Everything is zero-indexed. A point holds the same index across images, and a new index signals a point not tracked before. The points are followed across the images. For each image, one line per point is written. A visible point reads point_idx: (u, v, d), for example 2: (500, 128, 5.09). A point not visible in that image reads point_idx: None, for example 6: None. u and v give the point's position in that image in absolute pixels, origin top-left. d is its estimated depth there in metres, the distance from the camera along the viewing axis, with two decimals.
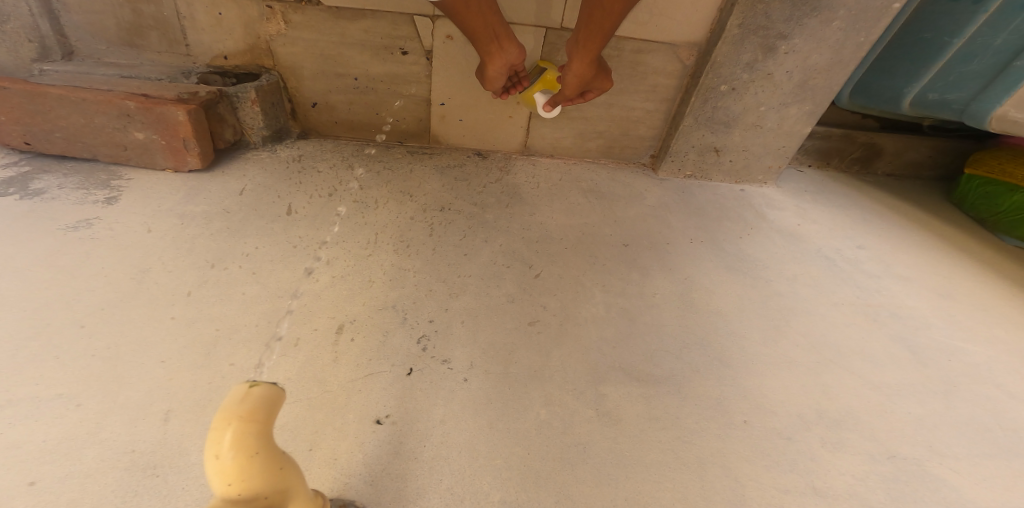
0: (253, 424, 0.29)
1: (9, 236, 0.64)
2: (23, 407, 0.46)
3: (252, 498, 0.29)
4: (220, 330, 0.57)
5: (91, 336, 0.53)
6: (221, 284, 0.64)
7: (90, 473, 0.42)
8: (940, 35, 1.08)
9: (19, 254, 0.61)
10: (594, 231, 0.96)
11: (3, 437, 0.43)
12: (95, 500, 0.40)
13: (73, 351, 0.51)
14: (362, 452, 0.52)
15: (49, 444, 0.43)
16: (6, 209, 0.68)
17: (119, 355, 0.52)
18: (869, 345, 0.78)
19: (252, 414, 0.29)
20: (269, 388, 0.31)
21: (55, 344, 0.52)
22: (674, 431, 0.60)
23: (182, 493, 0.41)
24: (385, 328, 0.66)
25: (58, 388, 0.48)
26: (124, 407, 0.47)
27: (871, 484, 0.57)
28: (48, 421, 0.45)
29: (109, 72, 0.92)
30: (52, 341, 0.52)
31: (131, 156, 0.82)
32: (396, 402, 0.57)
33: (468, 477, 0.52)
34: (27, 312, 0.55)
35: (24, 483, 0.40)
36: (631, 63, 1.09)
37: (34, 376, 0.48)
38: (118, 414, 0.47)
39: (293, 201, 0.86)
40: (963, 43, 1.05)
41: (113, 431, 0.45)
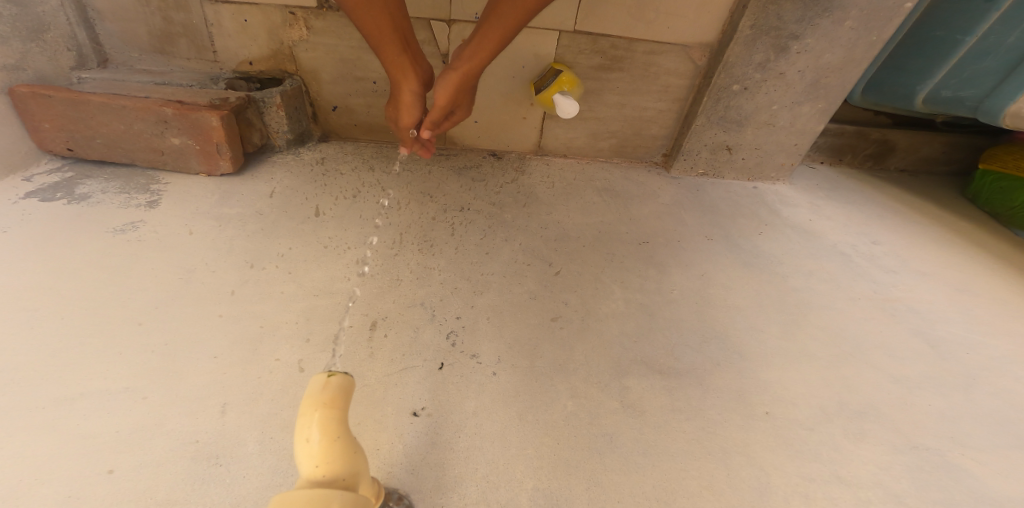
0: (334, 410, 0.36)
1: (63, 240, 0.67)
2: (94, 399, 0.49)
3: (333, 479, 0.33)
4: (264, 327, 0.60)
5: (147, 333, 0.56)
6: (261, 283, 0.67)
7: (160, 461, 0.45)
8: (952, 32, 1.09)
9: (73, 256, 0.65)
10: (610, 230, 0.98)
11: (80, 427, 0.46)
12: (168, 487, 0.43)
13: (133, 347, 0.55)
14: (402, 443, 0.54)
15: (122, 433, 0.46)
16: (56, 213, 0.72)
17: (175, 350, 0.55)
18: (887, 338, 0.80)
19: (332, 400, 0.37)
20: (342, 380, 0.39)
21: (116, 341, 0.55)
22: (698, 422, 0.62)
23: (244, 481, 0.44)
24: (415, 325, 0.69)
25: (123, 382, 0.51)
26: (185, 400, 0.50)
27: (893, 473, 0.59)
28: (118, 411, 0.48)
29: (143, 80, 0.95)
30: (113, 338, 0.55)
31: (167, 160, 0.85)
32: (429, 395, 0.60)
33: (502, 466, 0.54)
34: (86, 310, 0.58)
35: (104, 470, 0.44)
36: (644, 64, 1.10)
37: (100, 371, 0.52)
38: (180, 406, 0.50)
39: (320, 203, 0.88)
40: (976, 40, 1.07)
41: (177, 422, 0.48)
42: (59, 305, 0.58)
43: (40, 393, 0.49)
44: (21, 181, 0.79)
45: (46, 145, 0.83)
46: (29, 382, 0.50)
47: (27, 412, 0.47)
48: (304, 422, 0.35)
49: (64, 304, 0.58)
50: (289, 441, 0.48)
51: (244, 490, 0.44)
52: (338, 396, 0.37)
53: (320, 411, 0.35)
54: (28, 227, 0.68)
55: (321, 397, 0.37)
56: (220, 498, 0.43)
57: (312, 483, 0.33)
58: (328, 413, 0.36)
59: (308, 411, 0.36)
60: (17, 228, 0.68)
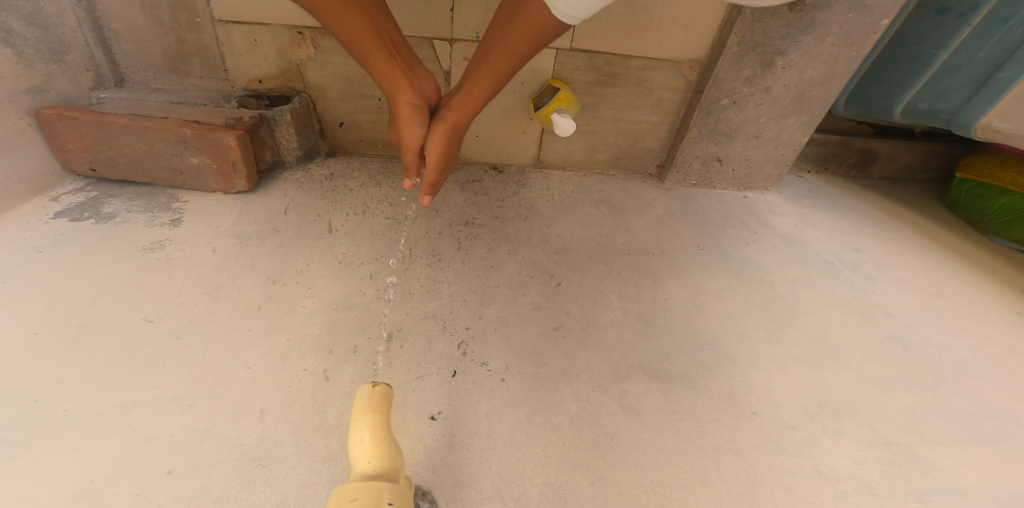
0: (381, 415, 0.45)
1: (98, 259, 0.71)
2: (145, 406, 0.54)
3: (381, 473, 0.42)
4: (291, 340, 0.65)
5: (185, 346, 0.61)
6: (284, 298, 0.71)
7: (212, 463, 0.50)
8: (928, 47, 1.17)
9: (109, 274, 0.69)
10: (608, 241, 1.04)
11: (135, 433, 0.51)
12: (220, 486, 0.48)
13: (172, 359, 0.59)
14: (422, 444, 0.59)
15: (173, 439, 0.51)
16: (87, 233, 0.76)
17: (213, 362, 0.60)
18: (865, 342, 0.86)
19: (378, 406, 0.46)
20: (385, 388, 0.47)
21: (157, 353, 0.59)
22: (691, 421, 0.68)
23: (286, 480, 0.49)
24: (428, 335, 0.73)
25: (168, 391, 0.55)
26: (226, 406, 0.55)
27: (869, 466, 0.65)
28: (168, 418, 0.53)
29: (159, 98, 0.99)
30: (154, 350, 0.60)
31: (186, 179, 0.89)
32: (445, 400, 0.65)
33: (513, 464, 0.60)
34: (126, 325, 0.62)
35: (163, 471, 0.48)
36: (638, 79, 1.16)
37: (145, 382, 0.56)
38: (223, 413, 0.54)
39: (332, 219, 0.93)
40: (949, 55, 1.13)
41: (222, 427, 0.53)
42: (102, 321, 0.62)
43: (95, 403, 0.53)
44: (49, 201, 0.83)
45: (72, 165, 0.88)
46: (83, 393, 0.54)
47: (85, 420, 0.51)
48: (358, 424, 0.44)
49: (106, 320, 0.62)
50: (322, 444, 0.53)
51: (287, 488, 0.49)
52: (383, 402, 0.46)
53: (370, 416, 0.44)
54: (62, 247, 0.73)
55: (370, 403, 0.45)
56: (266, 496, 0.48)
57: (364, 476, 0.42)
58: (377, 418, 0.45)
59: (360, 415, 0.44)
60: (53, 248, 0.73)
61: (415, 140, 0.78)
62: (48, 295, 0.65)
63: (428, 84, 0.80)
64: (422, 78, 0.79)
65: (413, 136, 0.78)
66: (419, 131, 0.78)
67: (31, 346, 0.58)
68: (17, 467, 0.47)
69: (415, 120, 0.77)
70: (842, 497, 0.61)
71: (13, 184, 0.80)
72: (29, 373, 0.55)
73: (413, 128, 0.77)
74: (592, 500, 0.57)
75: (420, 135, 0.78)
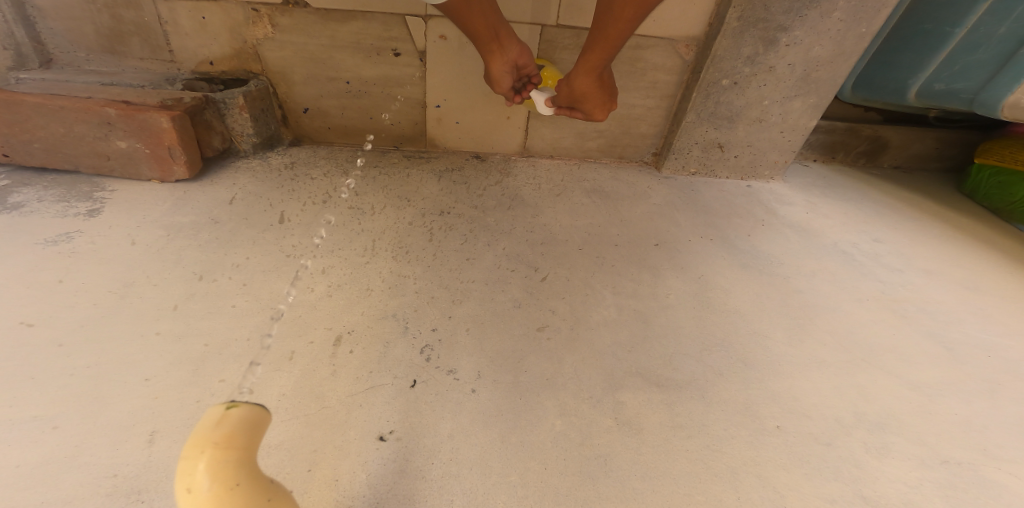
0: (229, 452, 0.33)
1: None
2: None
3: None
4: (210, 346, 0.53)
5: (69, 355, 0.49)
6: (211, 297, 0.59)
7: (73, 500, 0.38)
8: (941, 25, 1.05)
9: None
10: (600, 232, 0.92)
11: None
12: None
13: (50, 370, 0.47)
14: (365, 472, 0.47)
15: (25, 470, 0.39)
16: None
17: (101, 374, 0.48)
18: (899, 342, 0.74)
19: (226, 439, 0.33)
20: (243, 414, 0.35)
21: (32, 363, 0.47)
22: (701, 439, 0.56)
23: None
24: (385, 339, 0.62)
25: (34, 409, 0.43)
26: (105, 428, 0.43)
27: (927, 492, 0.53)
28: (26, 444, 0.41)
29: (89, 80, 0.88)
30: (28, 360, 0.48)
31: (114, 166, 0.78)
32: (399, 417, 0.53)
33: (480, 497, 0.47)
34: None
35: None
36: (629, 59, 1.06)
37: (5, 399, 0.44)
38: (101, 437, 0.42)
39: (286, 209, 0.82)
40: (966, 32, 1.02)
41: (94, 454, 0.41)
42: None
43: None
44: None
45: None
46: None
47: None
48: (193, 464, 0.33)
49: None
50: None
51: None
52: (233, 435, 0.34)
53: (209, 454, 0.33)
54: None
55: (214, 436, 0.33)
56: None
57: None
58: (222, 456, 0.33)
59: (195, 453, 0.33)
60: None
61: (504, 91, 0.94)
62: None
63: (520, 55, 0.88)
64: (513, 46, 0.86)
65: (503, 88, 0.93)
66: (509, 83, 0.92)
67: None
68: None
69: (505, 78, 0.90)
70: None
71: None
72: None
73: (503, 82, 0.91)
74: None
75: (509, 86, 0.92)
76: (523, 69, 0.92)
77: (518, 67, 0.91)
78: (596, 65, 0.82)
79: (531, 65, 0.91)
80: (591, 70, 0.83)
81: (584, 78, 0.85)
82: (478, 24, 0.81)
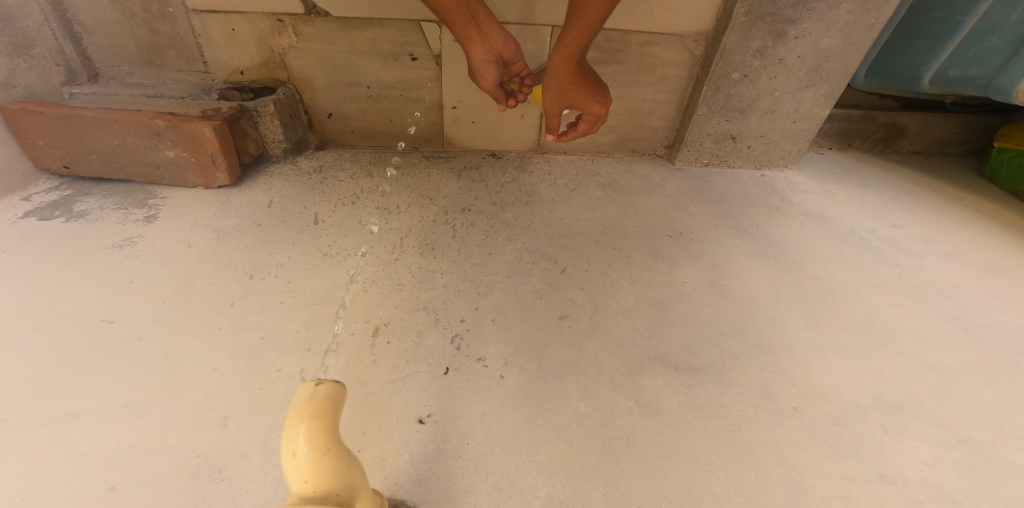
0: (322, 421, 0.37)
1: (63, 259, 0.65)
2: (92, 415, 0.47)
3: (323, 493, 0.35)
4: (265, 337, 0.58)
5: (147, 348, 0.55)
6: (260, 293, 0.65)
7: (161, 478, 0.43)
8: (952, 13, 1.05)
9: (73, 272, 0.63)
10: (616, 224, 0.95)
11: (78, 444, 0.45)
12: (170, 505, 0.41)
13: (132, 362, 0.53)
14: (408, 452, 0.52)
15: (118, 450, 0.45)
16: (54, 231, 0.71)
17: (175, 364, 0.53)
18: (918, 325, 0.76)
19: (320, 410, 0.38)
20: (331, 390, 0.40)
21: (116, 356, 0.53)
22: (719, 420, 0.59)
23: (246, 496, 0.42)
24: (418, 330, 0.66)
25: (123, 398, 0.49)
26: (185, 413, 0.48)
27: (944, 469, 0.55)
28: (118, 427, 0.46)
29: (134, 92, 0.94)
30: (112, 354, 0.53)
31: (163, 174, 0.84)
32: (435, 401, 0.58)
33: (512, 472, 0.52)
34: (84, 327, 0.56)
35: (104, 487, 0.42)
36: (639, 56, 1.08)
37: (98, 388, 0.50)
38: (180, 421, 0.48)
39: (318, 211, 0.87)
40: (977, 20, 1.02)
41: (179, 436, 0.46)
42: (57, 322, 0.56)
43: (37, 413, 0.47)
44: (18, 200, 0.78)
45: (43, 163, 0.82)
46: (26, 403, 0.48)
47: (21, 431, 0.45)
48: (292, 434, 0.36)
49: (64, 320, 0.57)
50: None
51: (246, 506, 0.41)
52: (326, 406, 0.38)
53: (306, 423, 0.36)
54: (25, 248, 0.67)
55: (308, 407, 0.38)
56: None
57: (302, 498, 0.35)
58: (315, 424, 0.37)
59: (295, 422, 0.37)
60: (17, 246, 0.67)
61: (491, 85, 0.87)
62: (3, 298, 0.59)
63: (505, 45, 0.82)
64: (494, 36, 0.81)
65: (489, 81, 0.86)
66: (493, 76, 0.85)
67: None
68: None
69: (489, 68, 0.84)
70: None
71: None
72: None
73: (487, 75, 0.85)
74: None
75: (494, 79, 0.86)
76: (507, 64, 0.87)
77: (502, 60, 0.85)
78: (576, 50, 0.76)
79: (516, 57, 0.86)
80: (570, 56, 0.77)
81: (561, 70, 0.80)
82: (454, 8, 0.77)
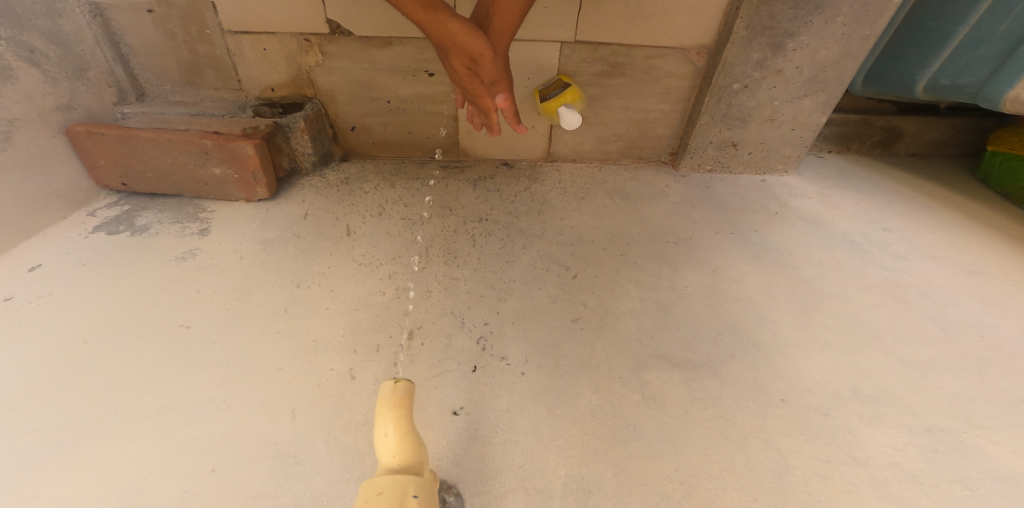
0: (404, 410, 0.46)
1: (134, 269, 0.76)
2: (185, 408, 0.56)
3: (407, 467, 0.43)
4: (317, 341, 0.67)
5: (220, 349, 0.63)
6: (309, 300, 0.73)
7: (251, 461, 0.52)
8: (944, 23, 1.09)
9: (147, 282, 0.73)
10: (622, 231, 1.03)
11: (178, 432, 0.54)
12: (260, 484, 0.50)
13: (210, 362, 0.61)
14: (446, 439, 0.60)
15: (213, 437, 0.53)
16: (123, 244, 0.81)
17: (246, 363, 0.62)
18: (900, 324, 0.83)
19: (400, 401, 0.46)
20: (408, 385, 0.48)
21: (195, 357, 0.62)
22: (715, 410, 0.67)
23: (319, 475, 0.51)
24: (448, 332, 0.74)
25: (208, 393, 0.58)
26: (261, 407, 0.57)
27: (911, 453, 0.63)
28: (209, 417, 0.55)
29: (179, 111, 1.03)
30: (192, 355, 0.62)
31: (210, 189, 0.94)
32: (466, 395, 0.66)
33: (535, 456, 0.60)
34: (165, 331, 0.65)
35: (207, 470, 0.51)
36: (644, 68, 1.14)
37: (185, 386, 0.58)
38: (258, 413, 0.56)
39: (350, 222, 0.95)
40: (969, 30, 1.07)
41: (258, 427, 0.55)
42: (142, 328, 0.66)
43: (140, 407, 0.56)
44: (87, 216, 0.90)
45: (104, 181, 0.94)
46: (129, 397, 0.57)
47: (130, 422, 0.54)
48: (383, 419, 0.45)
49: (147, 325, 0.66)
50: (351, 441, 0.54)
51: (320, 485, 0.50)
52: (405, 397, 0.47)
53: (393, 410, 0.45)
54: (100, 259, 0.77)
55: (393, 398, 0.46)
56: (301, 494, 0.49)
57: (391, 470, 0.43)
58: (399, 413, 0.46)
59: (385, 410, 0.46)
60: (93, 259, 0.77)
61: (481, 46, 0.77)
62: (92, 307, 0.69)
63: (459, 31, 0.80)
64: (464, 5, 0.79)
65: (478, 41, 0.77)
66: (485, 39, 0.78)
67: (81, 352, 0.62)
68: (74, 467, 0.50)
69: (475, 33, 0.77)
70: (883, 485, 0.59)
71: (56, 201, 0.87)
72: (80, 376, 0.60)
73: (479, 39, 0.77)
74: (616, 491, 0.57)
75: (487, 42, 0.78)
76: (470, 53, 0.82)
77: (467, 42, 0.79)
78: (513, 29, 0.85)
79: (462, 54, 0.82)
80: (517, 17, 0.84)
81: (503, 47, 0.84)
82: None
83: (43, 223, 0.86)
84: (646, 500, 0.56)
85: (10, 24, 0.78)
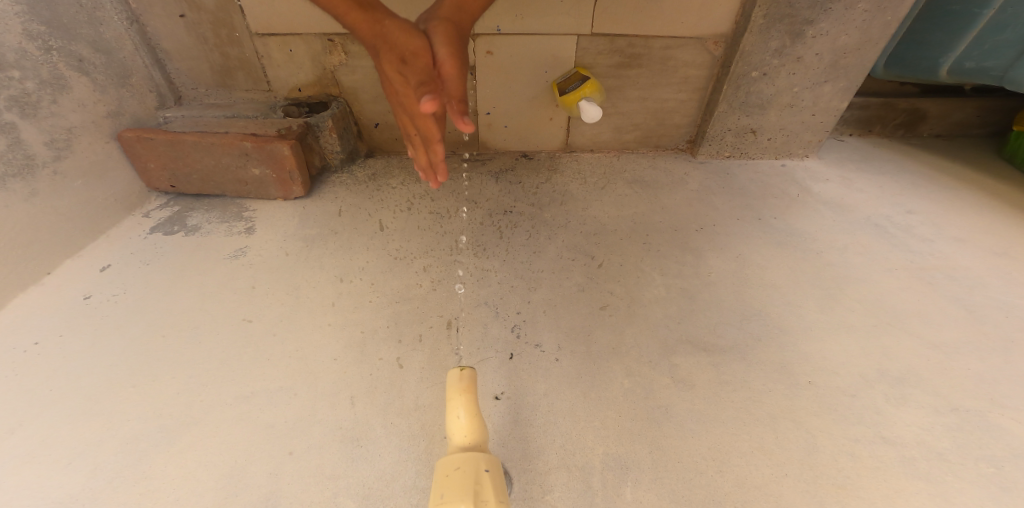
0: (471, 395, 0.55)
1: (196, 268, 0.86)
2: (262, 396, 0.65)
3: (475, 444, 0.51)
4: (365, 331, 0.75)
5: (281, 342, 0.73)
6: (353, 294, 0.81)
7: (322, 444, 0.60)
8: (970, 7, 1.07)
9: (210, 279, 0.84)
10: (644, 220, 1.05)
11: (261, 418, 0.63)
12: (332, 461, 0.58)
13: (275, 353, 0.71)
14: (491, 422, 0.65)
15: (288, 424, 0.62)
16: (180, 243, 0.92)
17: (306, 355, 0.71)
18: (925, 307, 0.85)
19: (468, 387, 0.55)
20: (472, 372, 0.58)
21: (262, 348, 0.72)
22: (744, 392, 0.70)
23: (382, 456, 0.59)
24: (483, 321, 0.78)
25: (278, 382, 0.67)
26: (324, 394, 0.66)
27: (937, 433, 0.65)
28: (282, 404, 0.64)
29: (216, 114, 1.07)
30: (260, 346, 0.72)
31: (250, 189, 1.02)
32: (506, 381, 0.70)
33: (574, 436, 0.64)
34: (233, 327, 0.75)
35: (286, 452, 0.59)
36: (662, 58, 1.15)
37: (258, 375, 0.68)
38: (323, 400, 0.65)
39: (382, 217, 1.00)
40: (994, 13, 1.05)
41: (324, 414, 0.63)
42: (211, 322, 0.76)
43: (224, 395, 0.66)
44: (142, 217, 0.99)
45: (153, 184, 1.03)
46: (213, 386, 0.67)
47: (218, 408, 0.64)
48: (454, 403, 0.54)
49: (215, 321, 0.76)
50: (405, 425, 0.62)
51: (383, 465, 0.58)
52: (471, 384, 0.56)
53: (462, 395, 0.54)
54: (163, 259, 0.88)
55: (461, 385, 0.55)
56: (368, 472, 0.57)
57: (462, 447, 0.51)
58: (468, 398, 0.54)
59: (455, 395, 0.54)
60: (156, 259, 0.89)
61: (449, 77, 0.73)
62: (167, 304, 0.79)
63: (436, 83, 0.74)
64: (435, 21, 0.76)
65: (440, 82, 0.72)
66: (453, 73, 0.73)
67: (165, 345, 0.73)
68: (179, 448, 0.59)
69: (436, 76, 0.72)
70: (910, 463, 0.62)
71: (113, 205, 0.96)
72: (169, 370, 0.69)
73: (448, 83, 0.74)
74: (652, 467, 0.61)
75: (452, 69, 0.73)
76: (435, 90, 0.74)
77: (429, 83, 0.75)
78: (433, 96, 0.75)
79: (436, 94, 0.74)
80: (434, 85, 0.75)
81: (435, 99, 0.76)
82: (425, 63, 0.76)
83: (106, 225, 0.95)
84: (681, 477, 0.60)
85: (60, 34, 0.82)
